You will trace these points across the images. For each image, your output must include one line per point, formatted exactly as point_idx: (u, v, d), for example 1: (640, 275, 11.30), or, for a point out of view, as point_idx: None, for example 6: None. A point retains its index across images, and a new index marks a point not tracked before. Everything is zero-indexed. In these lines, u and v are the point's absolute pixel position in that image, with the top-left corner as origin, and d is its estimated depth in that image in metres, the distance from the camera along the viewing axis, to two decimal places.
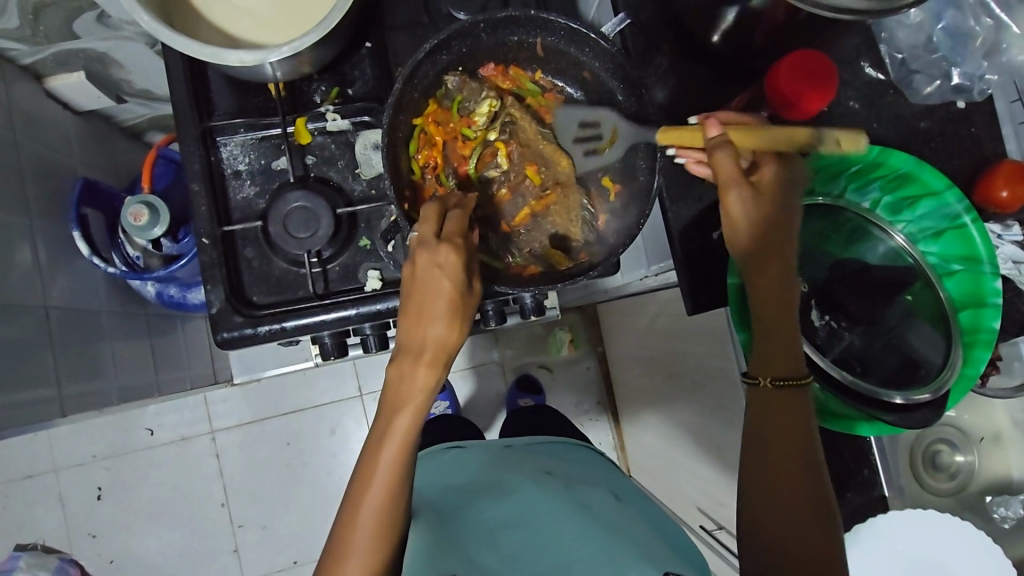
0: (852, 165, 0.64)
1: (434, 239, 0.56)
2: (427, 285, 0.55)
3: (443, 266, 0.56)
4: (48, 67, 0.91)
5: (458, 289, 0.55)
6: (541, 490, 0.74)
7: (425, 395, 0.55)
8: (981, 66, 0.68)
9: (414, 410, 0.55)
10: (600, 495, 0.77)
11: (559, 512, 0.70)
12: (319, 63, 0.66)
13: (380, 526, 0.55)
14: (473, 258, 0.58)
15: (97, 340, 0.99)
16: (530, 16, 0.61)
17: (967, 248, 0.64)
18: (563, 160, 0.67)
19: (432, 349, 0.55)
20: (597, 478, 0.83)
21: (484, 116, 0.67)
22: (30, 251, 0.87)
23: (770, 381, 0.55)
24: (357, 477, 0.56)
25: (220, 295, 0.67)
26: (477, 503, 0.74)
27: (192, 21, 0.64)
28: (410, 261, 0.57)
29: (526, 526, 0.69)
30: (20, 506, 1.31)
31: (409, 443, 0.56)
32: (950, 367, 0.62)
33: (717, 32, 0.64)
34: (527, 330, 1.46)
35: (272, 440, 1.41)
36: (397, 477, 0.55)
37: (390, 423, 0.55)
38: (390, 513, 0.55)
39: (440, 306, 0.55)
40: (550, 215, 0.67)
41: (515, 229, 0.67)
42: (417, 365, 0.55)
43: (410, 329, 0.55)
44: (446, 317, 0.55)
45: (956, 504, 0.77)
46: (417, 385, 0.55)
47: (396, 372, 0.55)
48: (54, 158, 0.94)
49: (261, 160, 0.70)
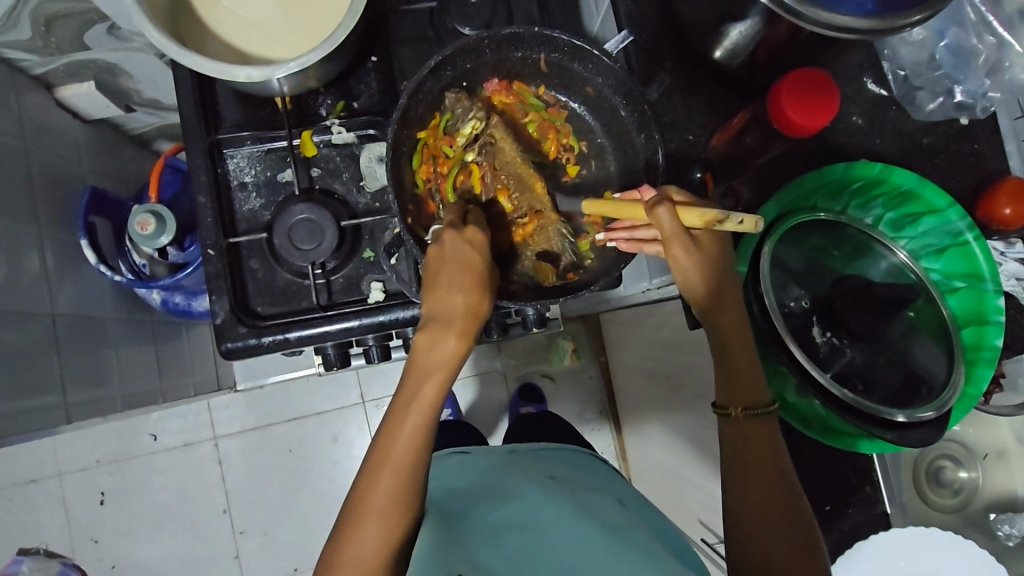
0: (855, 182, 0.65)
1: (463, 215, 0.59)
2: (457, 256, 0.57)
3: (472, 241, 0.59)
4: (59, 77, 0.92)
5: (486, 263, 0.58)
6: (547, 495, 0.75)
7: (452, 366, 0.56)
8: (983, 84, 0.68)
9: (441, 380, 0.56)
10: (603, 502, 0.76)
11: (563, 516, 0.71)
12: (325, 78, 0.67)
13: (400, 494, 0.53)
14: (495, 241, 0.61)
15: (103, 347, 1.00)
16: (534, 33, 0.62)
17: (969, 265, 0.64)
18: (539, 185, 0.66)
19: (462, 317, 0.56)
20: (600, 483, 0.83)
21: (465, 136, 0.67)
22: (38, 258, 0.88)
23: (741, 411, 0.56)
24: (378, 444, 0.55)
25: (224, 305, 0.67)
26: (483, 507, 0.74)
27: (200, 35, 0.65)
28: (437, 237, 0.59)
29: (530, 528, 0.69)
30: (23, 511, 1.31)
31: (434, 414, 0.55)
32: (952, 387, 0.62)
33: (720, 49, 0.64)
34: (531, 339, 1.47)
35: (274, 447, 1.41)
36: (417, 449, 0.55)
37: (417, 391, 0.55)
38: (408, 487, 0.54)
39: (468, 276, 0.57)
40: (526, 243, 0.67)
41: (494, 254, 0.66)
42: (447, 332, 0.55)
43: (438, 298, 0.56)
44: (475, 286, 0.56)
45: (960, 521, 0.76)
46: (446, 352, 0.55)
47: (426, 338, 0.56)
48: (63, 166, 0.96)
49: (267, 172, 0.70)
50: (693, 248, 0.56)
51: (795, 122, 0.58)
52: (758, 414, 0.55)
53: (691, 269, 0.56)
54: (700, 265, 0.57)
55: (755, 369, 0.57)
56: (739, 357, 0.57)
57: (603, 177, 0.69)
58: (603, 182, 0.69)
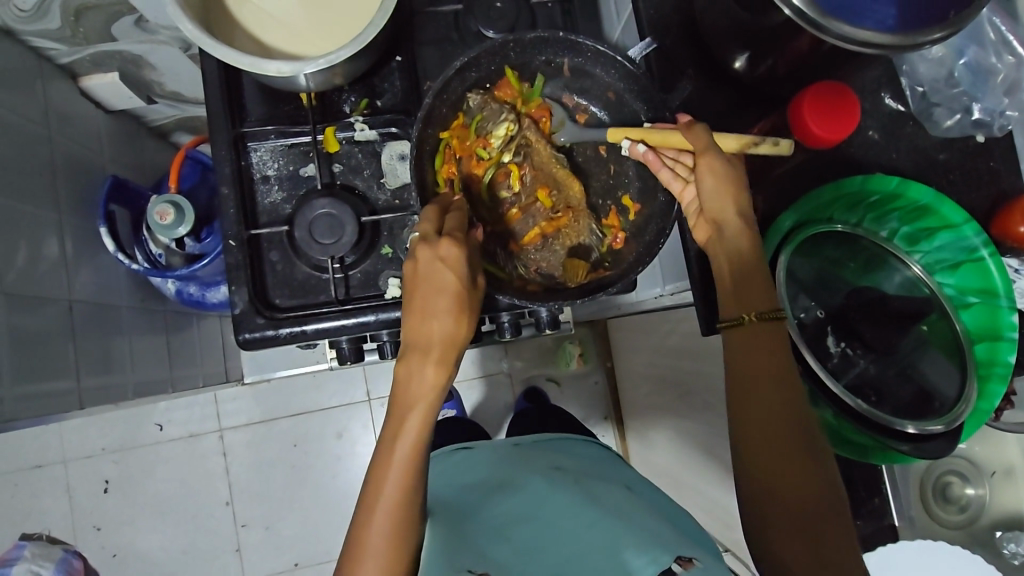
0: (872, 195, 0.65)
1: (437, 236, 0.58)
2: (433, 280, 0.57)
3: (446, 260, 0.57)
4: (84, 67, 0.94)
5: (463, 284, 0.57)
6: (551, 486, 0.75)
7: (436, 391, 0.57)
8: (1001, 103, 0.69)
9: (426, 408, 0.57)
10: (613, 489, 0.76)
11: (569, 506, 0.71)
12: (350, 75, 0.68)
13: (399, 519, 0.56)
14: (473, 254, 0.60)
15: (116, 335, 1.01)
16: (559, 37, 0.63)
17: (984, 281, 0.65)
18: (576, 185, 0.69)
19: (440, 344, 0.56)
20: (611, 472, 0.83)
21: (499, 138, 0.68)
22: (57, 244, 0.89)
23: (754, 316, 0.57)
24: (371, 473, 0.57)
25: (243, 296, 0.68)
26: (489, 504, 0.75)
27: (230, 30, 0.66)
28: (411, 258, 0.58)
29: (536, 520, 0.70)
30: (28, 496, 1.32)
31: (422, 439, 0.57)
32: (964, 401, 0.62)
33: (740, 59, 0.65)
34: (537, 342, 1.47)
35: (279, 441, 1.41)
36: (410, 472, 0.57)
37: (402, 421, 0.57)
38: (406, 509, 0.57)
39: (445, 301, 0.56)
40: (558, 240, 0.69)
41: (526, 248, 0.69)
42: (426, 361, 0.57)
43: (415, 327, 0.57)
44: (451, 312, 0.56)
45: (966, 537, 0.76)
46: (428, 381, 0.56)
47: (405, 369, 0.57)
48: (85, 155, 0.97)
49: (289, 166, 0.71)
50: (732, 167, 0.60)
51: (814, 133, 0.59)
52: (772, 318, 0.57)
53: (725, 180, 0.59)
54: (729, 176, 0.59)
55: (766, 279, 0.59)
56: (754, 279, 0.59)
57: (621, 181, 0.70)
58: (621, 186, 0.70)
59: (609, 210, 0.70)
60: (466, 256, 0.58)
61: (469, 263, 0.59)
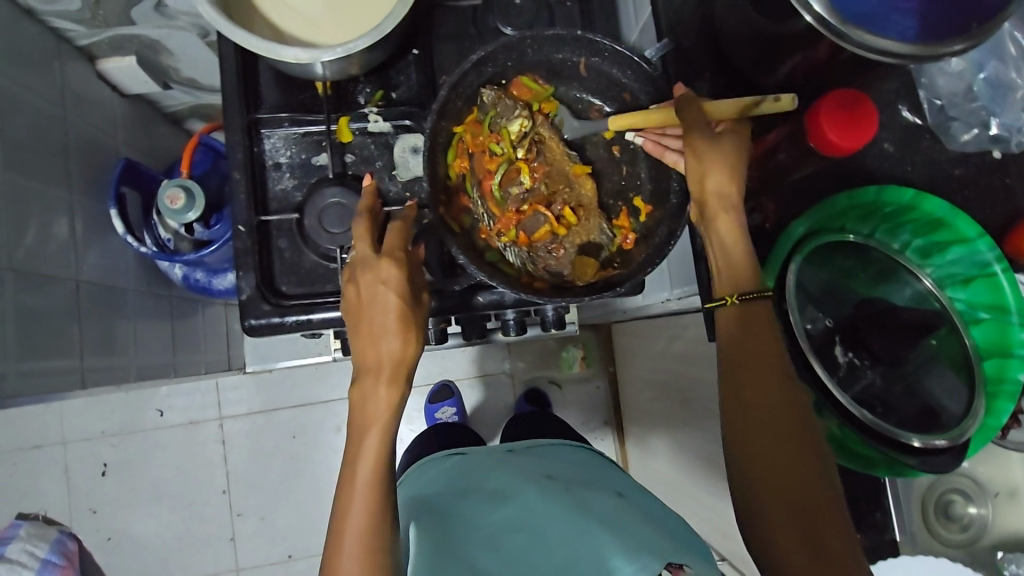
0: (886, 207, 0.65)
1: (376, 258, 0.60)
2: (374, 301, 0.59)
3: (387, 282, 0.59)
4: (102, 50, 0.95)
5: (406, 303, 0.59)
6: (543, 494, 0.74)
7: (391, 410, 0.58)
8: (1020, 118, 0.69)
9: (381, 429, 0.58)
10: (603, 496, 0.76)
11: (561, 515, 0.70)
12: (366, 66, 0.68)
13: (366, 542, 0.56)
14: (417, 273, 0.62)
15: (122, 317, 1.01)
16: (576, 35, 0.63)
17: (995, 296, 0.64)
18: (586, 182, 0.68)
19: (389, 365, 0.58)
20: (600, 479, 0.83)
21: (513, 134, 0.67)
22: (67, 224, 0.89)
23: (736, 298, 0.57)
24: (339, 496, 0.58)
25: (250, 281, 0.68)
26: (478, 510, 0.75)
27: (249, 15, 0.66)
28: (354, 284, 0.60)
29: (528, 529, 0.69)
30: (26, 476, 1.32)
31: (383, 459, 0.58)
32: (972, 416, 0.61)
33: (759, 65, 0.65)
34: (540, 345, 1.47)
35: (278, 432, 1.41)
36: (375, 493, 0.57)
37: (361, 443, 0.58)
38: (375, 531, 0.56)
39: (391, 322, 0.58)
40: (570, 237, 0.68)
41: (533, 243, 0.67)
42: (378, 383, 0.58)
43: (364, 349, 0.59)
44: (398, 331, 0.58)
45: (966, 556, 0.75)
46: (382, 401, 0.58)
47: (360, 392, 0.59)
48: (99, 137, 0.97)
49: (301, 155, 0.71)
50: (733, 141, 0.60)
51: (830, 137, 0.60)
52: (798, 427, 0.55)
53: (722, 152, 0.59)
54: (725, 154, 0.59)
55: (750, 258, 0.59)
56: (738, 249, 0.59)
57: (632, 182, 0.70)
58: (631, 187, 0.70)
59: (620, 210, 0.70)
60: (408, 276, 0.60)
61: (411, 282, 0.60)
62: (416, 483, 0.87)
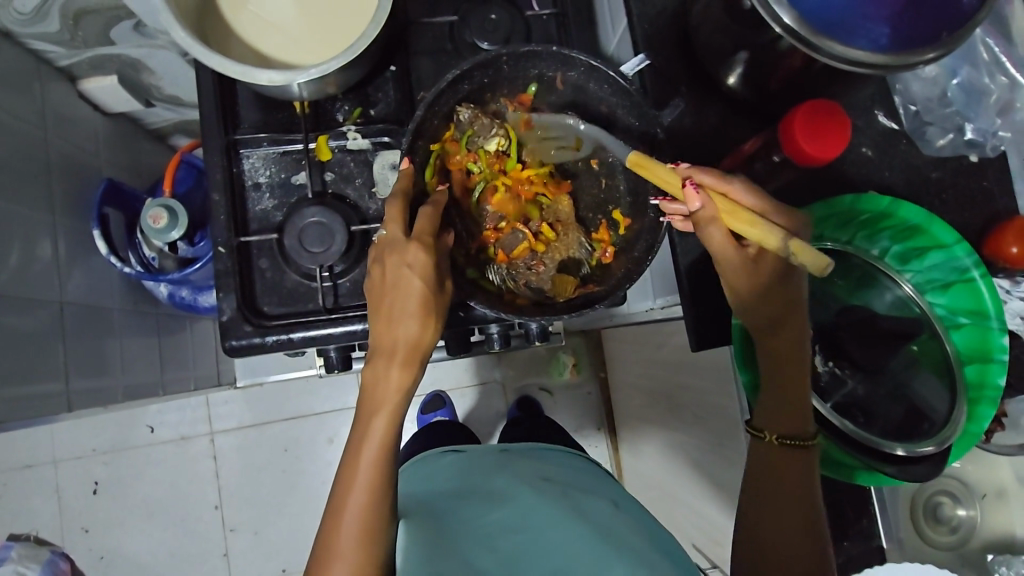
0: (862, 213, 0.65)
1: (405, 240, 0.60)
2: (398, 284, 0.58)
3: (412, 266, 0.59)
4: (83, 70, 0.94)
5: (430, 289, 0.59)
6: (540, 499, 0.74)
7: (401, 394, 0.58)
8: (994, 123, 0.69)
9: (390, 412, 0.58)
10: (597, 502, 0.76)
11: (556, 518, 0.70)
12: (344, 84, 0.68)
13: (365, 521, 0.57)
14: (442, 258, 0.61)
15: (107, 337, 1.01)
16: (551, 52, 0.63)
17: (974, 302, 0.64)
18: (565, 199, 0.69)
19: (404, 348, 0.58)
20: (593, 485, 0.83)
21: (490, 152, 0.68)
22: (50, 246, 0.89)
23: (776, 439, 0.59)
24: (341, 474, 0.58)
25: (232, 303, 0.68)
26: (476, 511, 0.74)
27: (225, 37, 0.66)
28: (379, 263, 0.60)
29: (524, 531, 0.69)
30: (16, 496, 1.31)
31: (388, 442, 0.59)
32: (953, 424, 0.61)
33: (734, 75, 0.65)
34: (531, 351, 1.47)
35: (270, 446, 1.41)
36: (379, 474, 0.58)
37: (368, 424, 0.58)
38: (376, 514, 0.57)
39: (412, 306, 0.58)
40: (549, 254, 0.68)
41: (513, 260, 0.67)
42: (391, 364, 0.58)
43: (382, 331, 0.59)
44: (417, 317, 0.58)
45: (955, 559, 0.75)
46: (393, 383, 0.58)
47: (371, 372, 0.59)
48: (82, 157, 0.97)
49: (281, 174, 0.71)
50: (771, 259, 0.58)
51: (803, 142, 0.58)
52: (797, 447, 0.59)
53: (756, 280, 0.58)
54: (757, 281, 0.58)
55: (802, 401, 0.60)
56: (781, 390, 0.60)
57: (612, 195, 0.69)
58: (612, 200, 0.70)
59: (600, 224, 0.69)
60: (434, 261, 0.60)
61: (436, 268, 0.60)
62: (412, 479, 0.87)
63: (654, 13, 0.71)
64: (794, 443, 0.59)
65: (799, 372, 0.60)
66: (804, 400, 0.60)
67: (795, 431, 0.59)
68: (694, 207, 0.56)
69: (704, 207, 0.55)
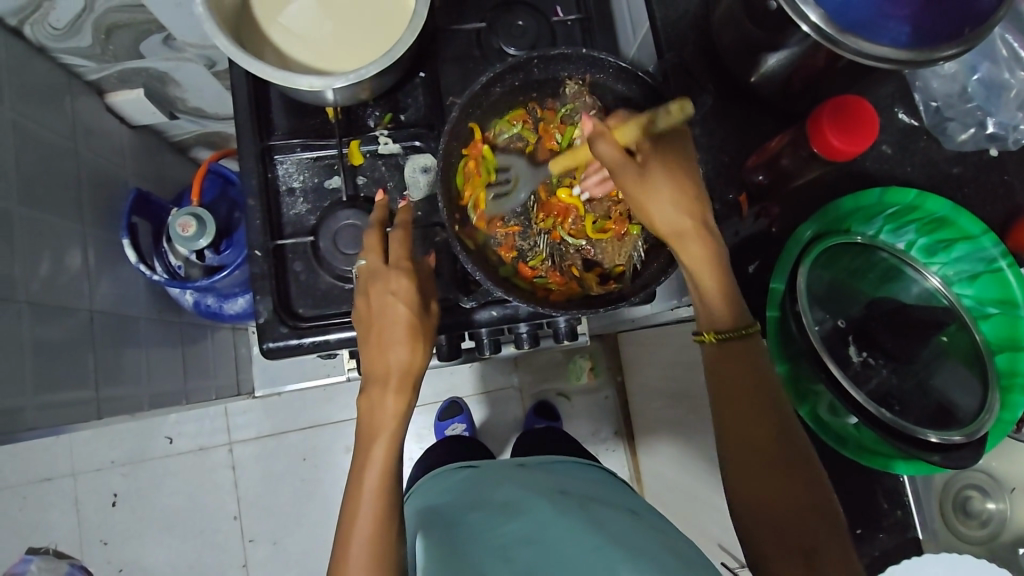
0: (889, 207, 0.67)
1: (387, 269, 0.63)
2: (383, 310, 0.62)
3: (396, 293, 0.62)
4: (111, 84, 0.97)
5: (415, 314, 0.62)
6: (556, 510, 0.74)
7: (397, 419, 0.61)
8: (1015, 117, 0.71)
9: (388, 440, 0.60)
10: (615, 513, 0.76)
11: (573, 528, 0.69)
12: (377, 90, 0.70)
13: (374, 548, 0.58)
14: (425, 283, 0.65)
15: (134, 346, 1.02)
16: (580, 53, 0.65)
17: (1002, 291, 0.65)
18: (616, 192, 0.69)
19: (397, 374, 0.61)
20: (617, 503, 0.82)
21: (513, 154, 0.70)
22: (80, 255, 0.90)
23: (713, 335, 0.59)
24: (347, 502, 0.60)
25: (268, 305, 0.69)
26: (492, 524, 0.74)
27: (258, 43, 0.68)
28: (365, 294, 0.63)
29: (542, 543, 0.68)
30: (36, 509, 1.31)
31: (389, 467, 0.61)
32: (988, 410, 0.61)
33: (757, 75, 0.67)
34: (547, 356, 1.48)
35: (288, 455, 1.41)
36: (383, 500, 0.59)
37: (368, 452, 0.60)
38: (383, 541, 0.58)
39: (401, 332, 0.61)
40: (600, 244, 0.69)
41: (565, 236, 0.70)
42: (385, 392, 0.60)
43: (373, 359, 0.61)
44: (406, 342, 0.61)
45: (987, 553, 0.76)
46: (389, 410, 0.60)
47: (367, 402, 0.61)
48: (109, 169, 0.99)
49: (314, 179, 0.73)
50: (630, 173, 0.58)
51: (823, 121, 0.59)
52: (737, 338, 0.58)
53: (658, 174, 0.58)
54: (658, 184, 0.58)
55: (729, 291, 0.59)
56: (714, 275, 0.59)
57: None
58: None
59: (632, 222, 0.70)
60: (415, 287, 0.63)
61: (421, 293, 0.63)
62: (428, 495, 0.88)
63: (676, 16, 0.73)
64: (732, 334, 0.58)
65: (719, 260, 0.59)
66: (734, 289, 0.60)
67: (727, 323, 0.59)
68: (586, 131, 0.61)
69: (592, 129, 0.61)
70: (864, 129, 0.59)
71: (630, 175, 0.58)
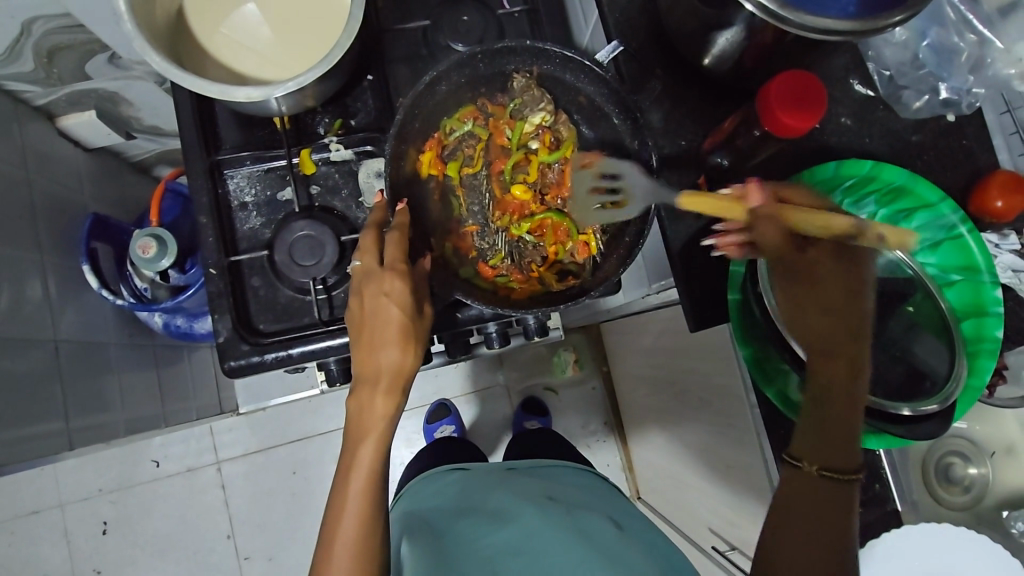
0: (846, 180, 0.66)
1: (379, 269, 0.60)
2: (377, 311, 0.58)
3: (390, 294, 0.58)
4: (60, 107, 0.95)
5: (409, 315, 0.58)
6: (541, 517, 0.73)
7: (387, 421, 0.58)
8: (967, 81, 0.69)
9: (376, 442, 0.57)
10: (601, 523, 0.74)
11: (557, 538, 0.69)
12: (322, 97, 0.68)
13: (358, 549, 0.56)
14: (421, 283, 0.61)
15: (106, 373, 1.00)
16: (525, 45, 0.64)
17: (965, 258, 0.65)
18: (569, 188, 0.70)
19: (388, 375, 0.58)
20: (599, 504, 0.82)
21: (461, 151, 0.69)
22: (41, 285, 0.88)
23: (816, 469, 0.56)
24: (331, 506, 0.58)
25: (228, 324, 0.68)
26: (477, 532, 0.73)
27: (198, 57, 0.67)
28: (358, 294, 0.60)
29: (528, 555, 0.67)
30: (25, 543, 1.29)
31: (376, 470, 0.58)
32: (955, 379, 0.61)
33: (709, 56, 0.66)
34: (531, 351, 1.47)
35: (277, 470, 1.40)
36: (369, 504, 0.57)
37: (356, 453, 0.57)
38: (368, 546, 0.57)
39: (393, 332, 0.58)
40: (558, 237, 0.69)
41: (523, 233, 0.69)
42: (375, 393, 0.58)
43: (364, 358, 0.58)
44: (398, 344, 0.58)
45: (970, 518, 0.75)
46: (378, 412, 0.57)
47: (356, 403, 0.58)
48: (66, 195, 0.97)
49: (266, 192, 0.71)
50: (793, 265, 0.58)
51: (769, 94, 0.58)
52: (838, 481, 0.55)
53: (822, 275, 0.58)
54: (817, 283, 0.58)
55: (849, 437, 0.56)
56: (840, 423, 0.56)
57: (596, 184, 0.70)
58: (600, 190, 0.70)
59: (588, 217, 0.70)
60: (411, 288, 0.59)
61: (414, 292, 0.60)
62: (416, 499, 0.88)
63: (625, 2, 0.72)
64: (833, 475, 0.55)
65: (853, 400, 0.57)
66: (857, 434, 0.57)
67: (839, 464, 0.56)
68: (753, 203, 0.57)
69: (763, 203, 0.57)
70: (808, 111, 0.58)
71: (787, 250, 0.58)
